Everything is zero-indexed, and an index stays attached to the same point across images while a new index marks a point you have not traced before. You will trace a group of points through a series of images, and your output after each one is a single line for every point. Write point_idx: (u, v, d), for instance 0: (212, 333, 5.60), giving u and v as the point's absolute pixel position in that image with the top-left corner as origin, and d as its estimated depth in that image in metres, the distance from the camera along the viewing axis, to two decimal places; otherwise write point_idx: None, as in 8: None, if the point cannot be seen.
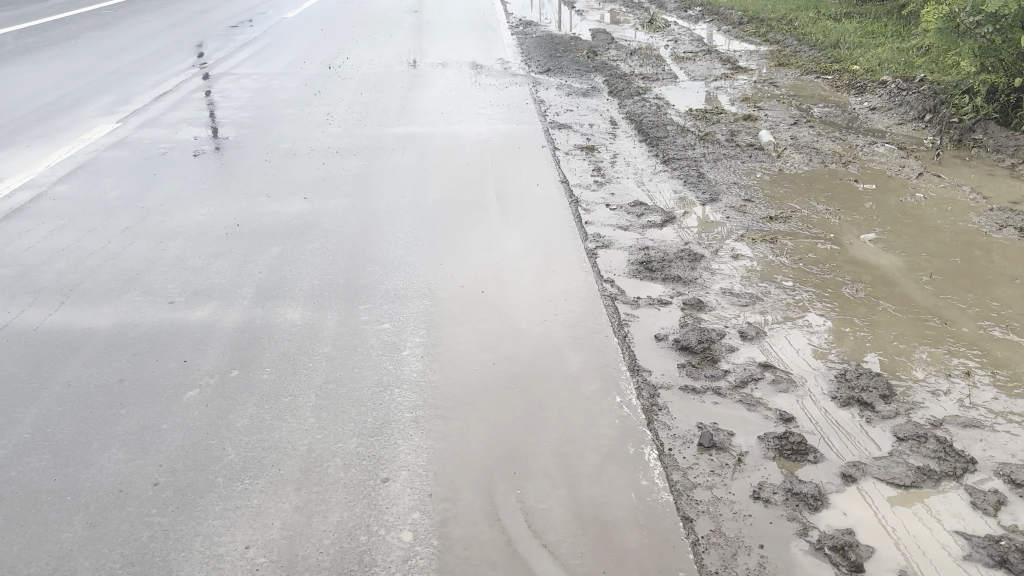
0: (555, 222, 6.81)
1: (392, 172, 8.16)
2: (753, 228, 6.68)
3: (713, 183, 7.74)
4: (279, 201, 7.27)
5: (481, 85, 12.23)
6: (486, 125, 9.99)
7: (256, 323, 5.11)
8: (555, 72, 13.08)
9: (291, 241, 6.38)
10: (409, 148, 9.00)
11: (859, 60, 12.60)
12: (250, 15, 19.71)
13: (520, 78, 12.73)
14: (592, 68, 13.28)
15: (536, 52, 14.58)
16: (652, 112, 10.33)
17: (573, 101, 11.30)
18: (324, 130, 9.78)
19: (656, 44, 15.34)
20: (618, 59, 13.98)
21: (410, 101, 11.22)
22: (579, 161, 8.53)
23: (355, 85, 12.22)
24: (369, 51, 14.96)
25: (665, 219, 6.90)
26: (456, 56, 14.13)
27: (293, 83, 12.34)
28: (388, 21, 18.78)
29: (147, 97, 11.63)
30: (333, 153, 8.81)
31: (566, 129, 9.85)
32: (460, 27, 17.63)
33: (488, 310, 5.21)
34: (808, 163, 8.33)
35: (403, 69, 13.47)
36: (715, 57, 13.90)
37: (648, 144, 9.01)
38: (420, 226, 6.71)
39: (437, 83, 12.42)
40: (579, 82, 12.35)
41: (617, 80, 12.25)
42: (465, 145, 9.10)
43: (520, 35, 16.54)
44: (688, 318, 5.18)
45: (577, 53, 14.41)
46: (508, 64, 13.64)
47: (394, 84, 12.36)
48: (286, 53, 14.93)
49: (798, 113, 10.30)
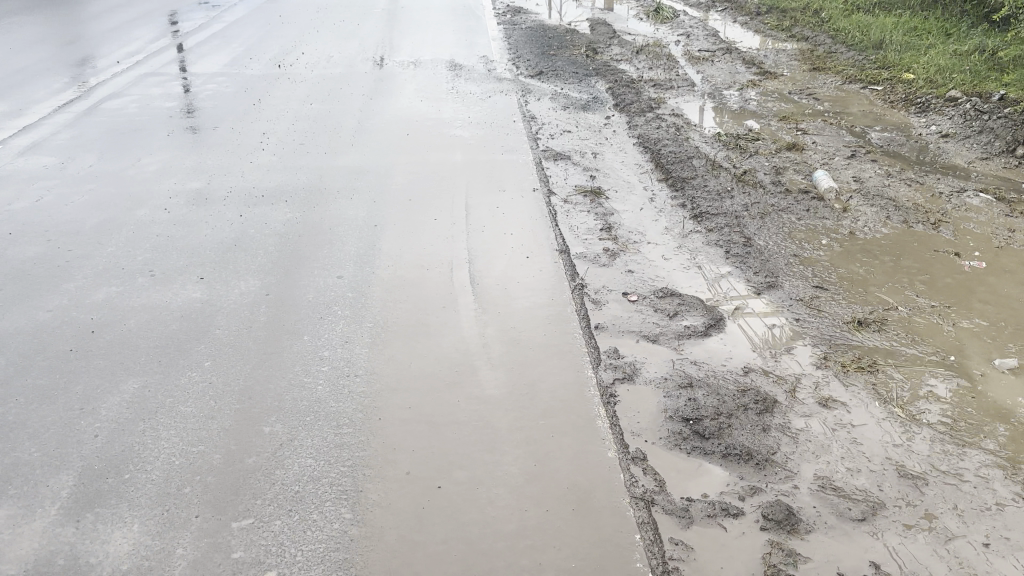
0: (552, 327, 4.74)
1: (332, 231, 6.06)
2: (836, 341, 4.67)
3: (766, 255, 5.72)
4: (162, 286, 5.21)
5: (457, 93, 10.11)
6: (462, 154, 7.87)
7: (56, 570, 3.10)
8: (549, 76, 10.93)
9: (163, 368, 4.34)
10: (360, 191, 6.88)
11: (911, 67, 10.57)
12: None
13: (506, 83, 10.60)
14: (591, 71, 11.15)
15: (524, 49, 12.41)
16: (671, 136, 8.26)
17: (570, 118, 9.19)
18: (252, 158, 7.64)
19: (666, 39, 13.22)
20: (623, 59, 11.87)
21: (370, 116, 9.07)
22: (582, 214, 6.47)
23: (306, 91, 10.07)
24: (330, 44, 12.76)
25: (709, 321, 4.86)
26: (430, 54, 11.96)
27: (231, 88, 10.18)
28: (357, 4, 16.48)
29: (46, 107, 9.47)
30: (257, 197, 6.71)
31: (564, 161, 7.76)
32: (438, 14, 15.39)
33: (445, 537, 3.17)
34: (885, 221, 6.31)
35: (365, 69, 11.31)
36: (736, 58, 11.81)
37: (671, 187, 6.95)
38: (355, 335, 4.62)
39: (404, 89, 10.27)
40: (578, 90, 10.23)
41: (622, 89, 10.15)
42: (433, 188, 6.99)
43: (507, 26, 14.36)
44: (776, 553, 3.16)
45: (574, 51, 12.26)
46: (493, 64, 11.50)
47: (352, 89, 10.21)
48: (233, 44, 12.69)
49: (851, 140, 8.26)
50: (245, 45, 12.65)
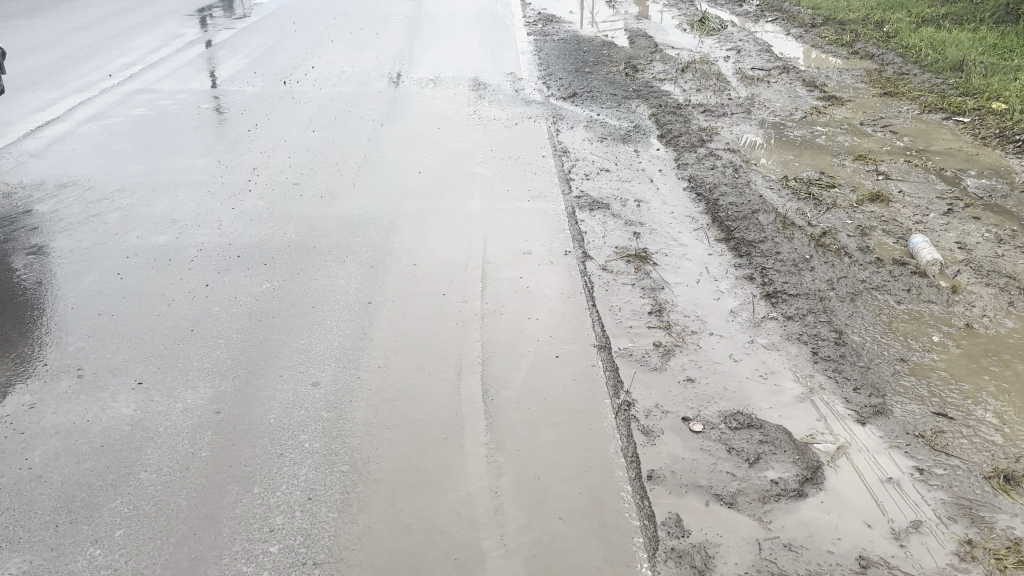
0: (589, 476, 3.50)
1: (314, 309, 4.87)
2: (981, 510, 3.42)
3: (865, 360, 4.45)
4: (88, 396, 4.07)
5: (479, 119, 8.89)
6: (481, 199, 6.64)
7: None
8: (583, 99, 9.67)
9: (58, 540, 3.19)
10: (356, 251, 5.68)
11: (1002, 95, 9.22)
12: None
13: (534, 107, 9.37)
14: (631, 93, 9.87)
15: (556, 66, 11.15)
16: (728, 180, 6.98)
17: (608, 152, 7.92)
18: (234, 202, 6.49)
19: (713, 54, 11.91)
20: (666, 77, 10.61)
21: (377, 147, 7.86)
22: (626, 290, 5.22)
23: (309, 114, 8.93)
24: (344, 57, 11.62)
25: (803, 471, 3.61)
26: (451, 70, 10.76)
27: (224, 109, 9.03)
28: (376, 10, 15.32)
29: (17, 129, 8.40)
30: (232, 258, 5.55)
31: (601, 210, 6.52)
32: (463, 22, 14.20)
33: None
34: (1009, 309, 5.02)
35: (377, 88, 10.11)
36: (795, 79, 10.50)
37: (735, 253, 5.68)
38: (323, 486, 3.43)
39: (419, 114, 9.06)
40: (616, 117, 8.99)
41: (666, 116, 8.87)
42: (444, 246, 5.76)
43: (538, 37, 13.15)
44: None
45: (611, 67, 11.03)
46: (521, 83, 10.30)
47: (360, 113, 9.01)
48: (236, 56, 11.58)
49: (944, 188, 6.94)
50: (249, 56, 11.53)
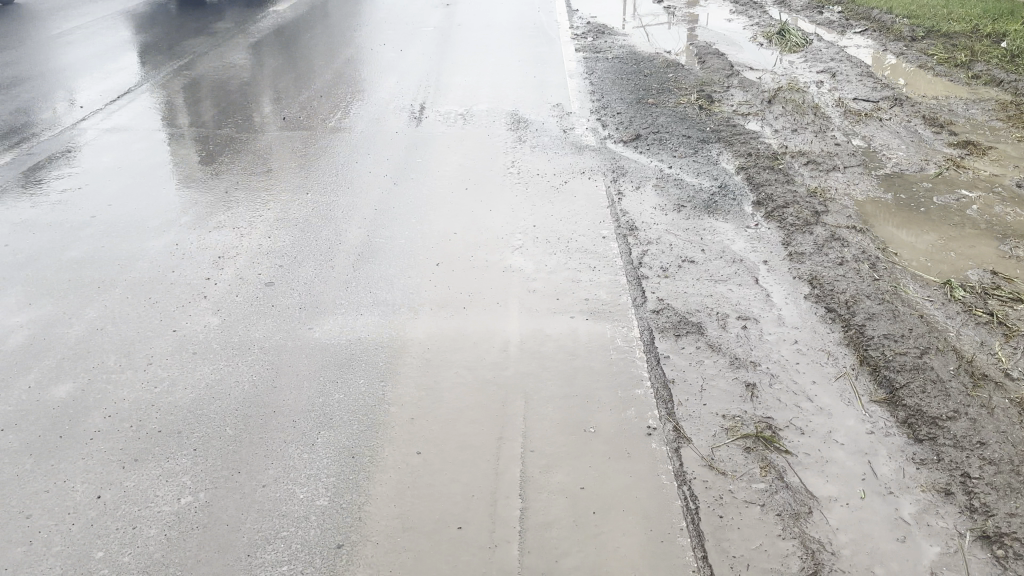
0: None
1: (253, 562, 3.03)
2: None
3: None
4: None
5: (518, 175, 6.98)
6: (519, 316, 4.72)
7: None
8: (650, 143, 7.71)
9: None
10: (332, 419, 3.80)
11: None
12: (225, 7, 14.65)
13: (589, 156, 7.44)
14: (708, 135, 7.89)
15: (612, 96, 9.20)
16: (867, 284, 5.00)
17: (689, 228, 5.96)
18: (177, 321, 4.68)
19: (803, 78, 9.86)
20: (750, 110, 8.63)
21: (385, 221, 6.00)
22: (753, 512, 3.30)
23: (305, 166, 7.13)
24: (359, 83, 9.83)
25: None
26: (484, 107, 8.89)
27: (202, 161, 7.25)
28: (402, 22, 13.53)
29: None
30: (155, 431, 3.76)
31: (693, 330, 4.59)
32: (501, 37, 12.31)
33: None
34: None
35: (394, 128, 8.24)
36: (913, 116, 8.47)
37: (910, 440, 3.73)
38: None
39: (444, 167, 7.19)
40: (694, 171, 7.05)
41: (762, 172, 6.87)
42: (464, 410, 3.85)
43: (590, 55, 11.24)
44: None
45: (680, 97, 9.09)
46: (572, 120, 8.41)
47: (369, 166, 7.16)
48: (233, 84, 9.84)
49: None
50: (249, 84, 9.79)
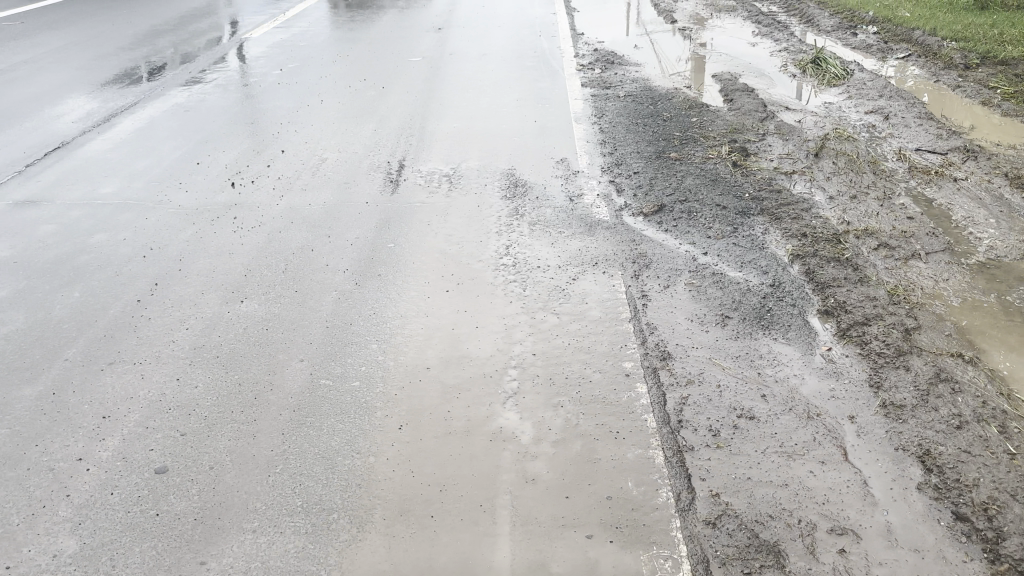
0: None
1: None
2: None
3: None
4: None
5: (514, 268, 5.52)
6: (512, 532, 3.24)
7: None
8: (676, 217, 6.27)
9: None
10: None
11: None
12: (194, 36, 13.26)
13: (602, 237, 5.98)
14: (747, 205, 6.44)
15: (627, 149, 7.76)
16: (1004, 469, 3.59)
17: (740, 353, 4.50)
18: (18, 549, 3.25)
19: (850, 121, 8.42)
20: (795, 167, 7.18)
21: (337, 347, 4.56)
22: None
23: (249, 256, 5.70)
24: (332, 135, 8.43)
25: None
26: (475, 167, 7.46)
27: (121, 250, 5.83)
28: (388, 52, 12.13)
29: None
30: None
31: (769, 559, 3.14)
32: (498, 70, 10.91)
33: None
34: None
35: (364, 197, 6.80)
36: (992, 172, 7.02)
37: None
38: None
39: (421, 255, 5.72)
40: (737, 259, 5.58)
41: (824, 264, 5.41)
42: None
43: (599, 93, 9.83)
44: None
45: (709, 149, 7.64)
46: (580, 184, 6.98)
47: (326, 255, 5.71)
48: (185, 136, 8.44)
49: None
50: (202, 138, 8.38)
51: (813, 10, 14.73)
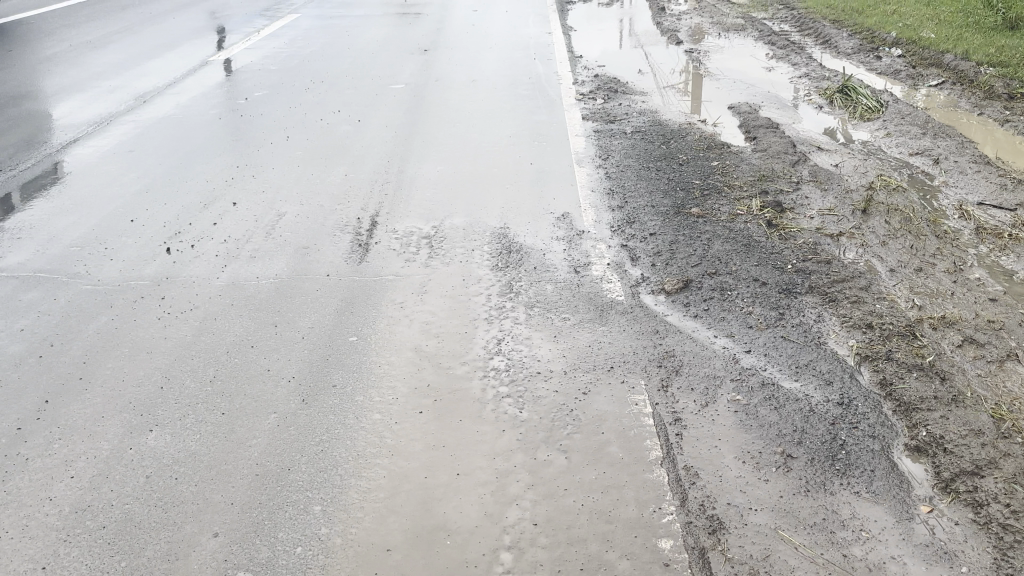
0: None
1: None
2: None
3: None
4: None
5: (507, 373, 4.34)
6: None
7: None
8: (707, 298, 5.12)
9: None
10: None
11: None
12: (158, 63, 12.17)
13: (617, 325, 4.82)
14: (791, 280, 5.30)
15: (639, 204, 6.61)
16: None
17: (815, 518, 3.34)
18: None
19: (894, 166, 7.33)
20: (840, 227, 6.07)
21: (269, 510, 3.40)
22: None
23: (175, 357, 4.55)
24: (295, 180, 7.28)
25: None
26: (461, 225, 6.31)
27: (16, 349, 4.69)
28: (367, 78, 10.99)
29: None
30: None
31: None
32: (489, 101, 9.80)
33: None
34: None
35: (326, 265, 5.65)
36: None
37: None
38: None
39: (390, 350, 4.55)
40: (789, 361, 4.43)
41: (904, 373, 4.27)
42: None
43: (603, 128, 8.71)
44: None
45: (735, 203, 6.52)
46: (587, 250, 5.85)
47: (270, 352, 4.54)
48: (125, 183, 7.27)
49: None
50: (145, 184, 7.22)
51: (828, 29, 13.71)
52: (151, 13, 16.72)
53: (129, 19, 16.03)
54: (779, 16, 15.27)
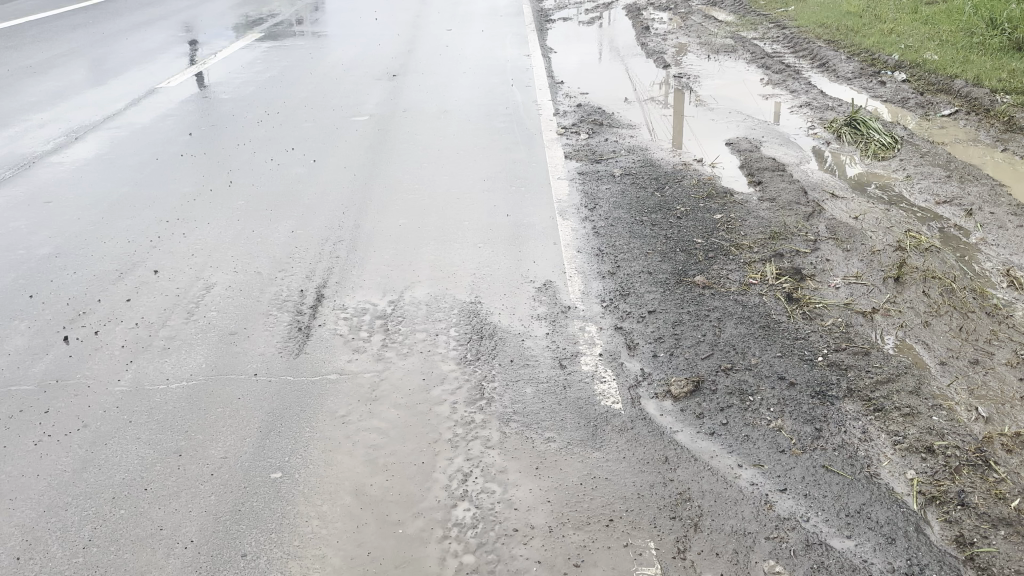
0: None
1: None
2: None
3: None
4: None
5: (473, 532, 3.32)
6: None
7: None
8: (724, 404, 4.15)
9: None
10: None
11: None
12: (99, 91, 11.11)
13: (615, 448, 3.81)
14: (824, 378, 4.34)
15: (634, 268, 5.64)
16: None
17: None
18: None
19: (922, 217, 6.44)
20: (873, 301, 5.15)
21: None
22: None
23: (48, 508, 3.54)
24: (233, 238, 6.28)
25: None
26: (424, 299, 5.32)
27: None
28: (328, 109, 9.99)
29: None
30: None
31: None
32: (461, 137, 8.84)
33: None
34: None
35: (257, 358, 4.64)
36: None
37: None
38: None
39: (323, 494, 3.55)
40: (837, 506, 3.47)
41: (986, 528, 3.34)
42: None
43: (589, 169, 7.76)
44: None
45: (746, 268, 5.57)
46: (574, 333, 4.87)
47: (167, 501, 3.54)
48: (33, 243, 6.23)
49: None
50: (55, 246, 6.17)
51: (823, 50, 12.91)
52: (103, 32, 15.64)
53: (79, 40, 14.96)
54: (770, 36, 14.46)
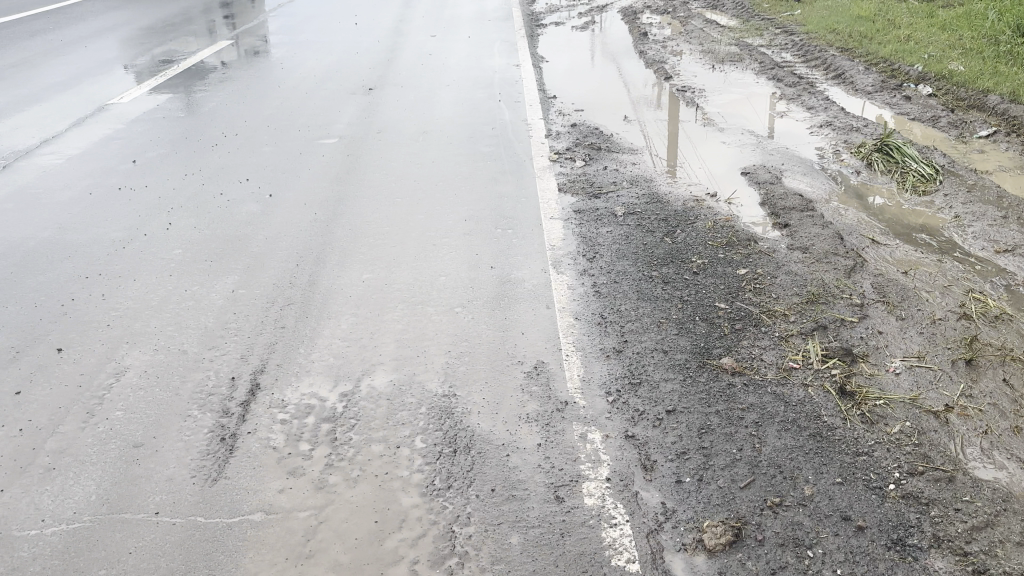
0: None
1: None
2: None
3: None
4: None
5: None
6: None
7: None
8: (776, 565, 3.12)
9: None
10: None
11: None
12: (42, 108, 10.03)
13: None
14: (901, 519, 3.32)
15: (645, 346, 4.60)
16: None
17: None
18: None
19: (983, 271, 5.43)
20: (946, 394, 4.12)
21: None
22: None
23: None
24: (163, 301, 5.24)
25: None
26: (385, 390, 4.27)
27: None
28: (293, 130, 8.92)
29: None
30: None
31: None
32: (441, 164, 7.79)
33: None
34: None
35: (167, 486, 3.62)
36: None
37: None
38: None
39: None
40: None
41: None
42: None
43: (587, 205, 6.72)
44: None
45: (783, 346, 4.54)
46: (573, 443, 3.83)
47: None
48: None
49: None
50: None
51: (838, 59, 11.91)
52: (62, 40, 14.53)
53: (34, 48, 13.84)
54: (777, 43, 13.44)
